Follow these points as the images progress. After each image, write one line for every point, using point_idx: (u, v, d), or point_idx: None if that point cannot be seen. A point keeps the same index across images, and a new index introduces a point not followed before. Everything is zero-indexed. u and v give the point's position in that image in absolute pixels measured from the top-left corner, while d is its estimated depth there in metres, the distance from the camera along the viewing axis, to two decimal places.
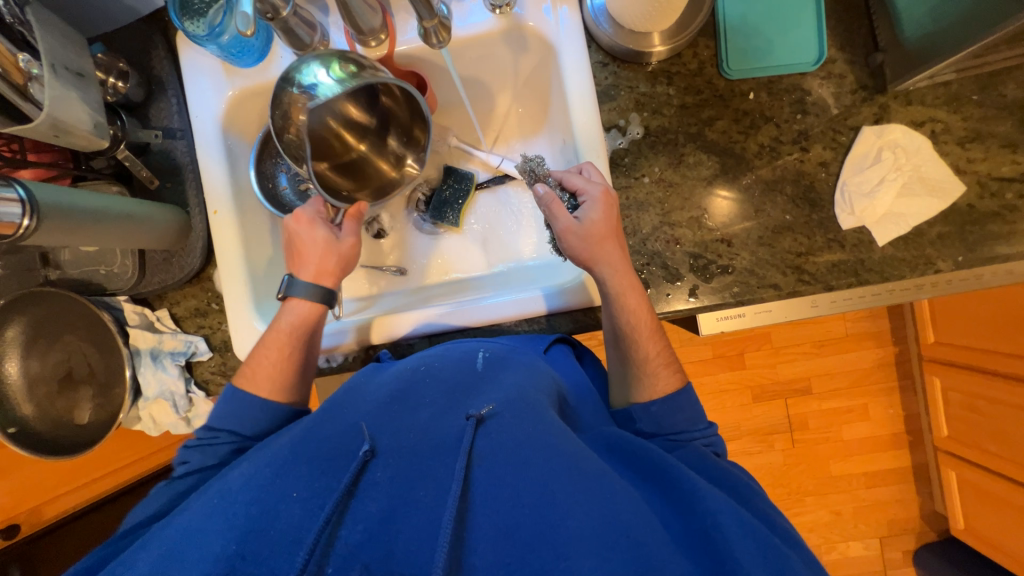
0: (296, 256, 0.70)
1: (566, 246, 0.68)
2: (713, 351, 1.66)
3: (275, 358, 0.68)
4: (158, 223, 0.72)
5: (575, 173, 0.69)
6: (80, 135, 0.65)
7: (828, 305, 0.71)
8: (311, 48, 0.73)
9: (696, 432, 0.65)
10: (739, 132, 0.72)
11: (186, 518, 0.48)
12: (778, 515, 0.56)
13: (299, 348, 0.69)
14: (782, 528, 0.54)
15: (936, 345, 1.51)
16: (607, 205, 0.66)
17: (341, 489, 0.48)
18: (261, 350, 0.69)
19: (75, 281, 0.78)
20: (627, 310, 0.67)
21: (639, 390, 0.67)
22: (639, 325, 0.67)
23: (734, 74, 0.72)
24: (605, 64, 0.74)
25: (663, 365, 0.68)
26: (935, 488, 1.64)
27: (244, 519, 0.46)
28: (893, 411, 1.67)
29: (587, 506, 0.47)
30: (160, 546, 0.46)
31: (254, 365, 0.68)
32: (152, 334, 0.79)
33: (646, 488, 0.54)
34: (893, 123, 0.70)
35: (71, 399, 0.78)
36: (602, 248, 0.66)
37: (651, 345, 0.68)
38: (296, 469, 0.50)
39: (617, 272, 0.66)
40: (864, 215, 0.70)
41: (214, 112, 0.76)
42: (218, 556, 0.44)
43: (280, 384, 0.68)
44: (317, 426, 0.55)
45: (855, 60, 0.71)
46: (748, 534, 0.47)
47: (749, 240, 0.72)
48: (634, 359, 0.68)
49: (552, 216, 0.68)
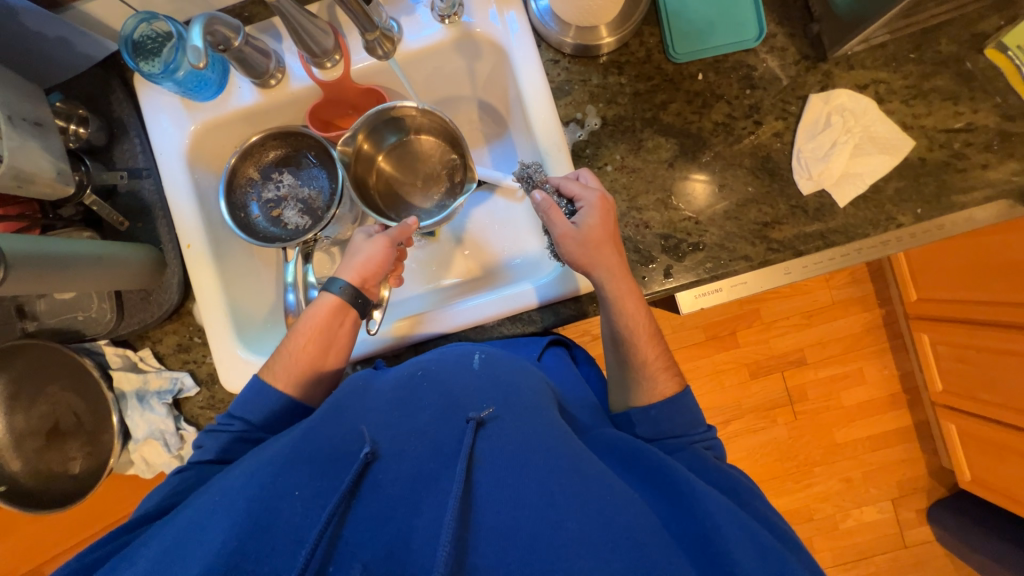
0: (347, 261, 0.71)
1: (564, 252, 0.68)
2: (706, 334, 1.68)
3: (304, 351, 0.68)
4: (131, 262, 0.72)
5: (572, 180, 0.69)
6: (44, 183, 0.66)
7: (800, 271, 0.73)
8: (268, 75, 0.75)
9: (695, 435, 0.66)
10: (693, 113, 0.74)
11: (193, 510, 0.49)
12: (778, 518, 0.57)
13: (326, 343, 0.69)
14: (779, 528, 0.55)
15: (921, 301, 1.54)
16: (605, 210, 0.67)
17: (342, 490, 0.48)
18: (292, 342, 0.69)
19: (54, 330, 0.77)
20: (626, 314, 0.68)
21: (638, 394, 0.68)
22: (638, 326, 0.69)
23: (681, 57, 0.74)
24: (557, 61, 0.76)
25: (662, 368, 0.69)
26: (938, 444, 1.66)
27: (245, 515, 0.45)
28: (889, 372, 1.69)
29: (587, 509, 0.47)
30: (165, 540, 0.47)
31: (283, 356, 0.68)
32: (136, 375, 0.78)
33: (646, 489, 0.54)
34: (838, 88, 0.73)
35: (59, 449, 0.77)
36: (600, 253, 0.67)
37: (651, 347, 0.69)
38: (297, 468, 0.49)
39: (615, 277, 0.67)
40: (822, 178, 0.72)
41: (177, 147, 0.77)
42: (218, 551, 0.43)
43: (304, 378, 0.68)
44: (321, 425, 0.54)
45: (795, 33, 0.73)
46: (746, 534, 0.49)
47: (716, 216, 0.73)
48: (633, 364, 0.69)
49: (550, 222, 0.68)
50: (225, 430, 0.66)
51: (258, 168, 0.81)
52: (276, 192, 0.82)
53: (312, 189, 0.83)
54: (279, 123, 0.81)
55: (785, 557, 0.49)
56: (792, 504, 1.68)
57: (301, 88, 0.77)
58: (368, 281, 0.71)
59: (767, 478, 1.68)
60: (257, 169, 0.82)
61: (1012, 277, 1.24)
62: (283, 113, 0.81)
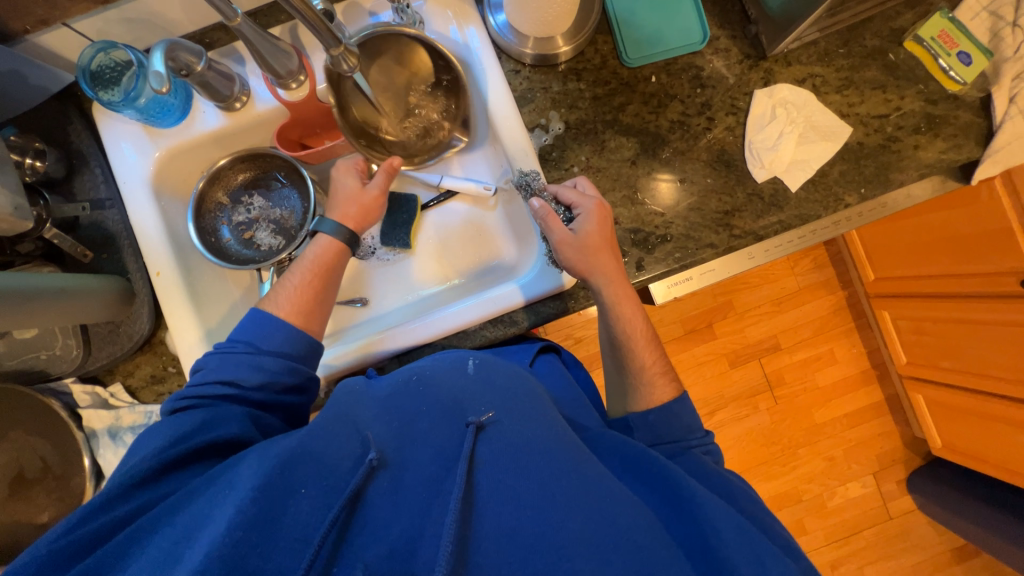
0: (339, 203, 0.75)
1: (561, 257, 0.71)
2: (683, 328, 1.73)
3: (306, 282, 0.70)
4: (97, 293, 0.70)
5: (569, 187, 0.73)
6: (0, 219, 0.64)
7: (762, 253, 0.78)
8: (233, 98, 0.75)
9: (693, 440, 0.68)
10: (650, 113, 0.78)
11: (196, 507, 0.48)
12: (772, 519, 0.59)
13: (327, 277, 0.72)
14: (770, 528, 0.57)
15: (878, 281, 1.63)
16: (601, 217, 0.70)
17: (348, 493, 0.47)
18: (292, 276, 0.71)
19: (15, 372, 0.74)
20: (623, 320, 0.72)
21: (637, 399, 0.71)
22: (637, 333, 0.73)
23: (634, 62, 0.78)
24: (517, 71, 0.79)
25: (659, 373, 0.73)
26: (910, 415, 1.74)
27: (248, 505, 0.44)
28: (857, 350, 1.77)
29: (587, 511, 0.48)
30: (169, 536, 0.46)
31: (284, 289, 0.70)
32: (107, 412, 0.76)
33: (646, 490, 0.55)
34: (780, 83, 0.78)
35: (25, 499, 0.72)
36: (597, 259, 0.70)
37: (647, 353, 0.74)
38: (304, 466, 0.48)
39: (612, 282, 0.70)
40: (773, 166, 0.76)
41: (141, 174, 0.75)
42: (223, 540, 0.42)
43: (308, 309, 0.70)
44: (324, 427, 0.52)
45: (735, 34, 0.79)
46: (746, 543, 0.49)
47: (681, 208, 0.77)
48: (630, 368, 0.74)
49: (549, 228, 0.71)
50: (231, 357, 0.65)
51: (228, 192, 0.82)
52: (249, 215, 0.82)
53: (283, 210, 0.83)
54: (246, 145, 0.81)
55: (778, 559, 0.49)
56: (781, 487, 1.72)
57: (267, 109, 0.77)
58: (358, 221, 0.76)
59: (755, 464, 1.72)
60: (227, 193, 0.82)
61: (954, 250, 1.34)
62: (250, 135, 0.81)
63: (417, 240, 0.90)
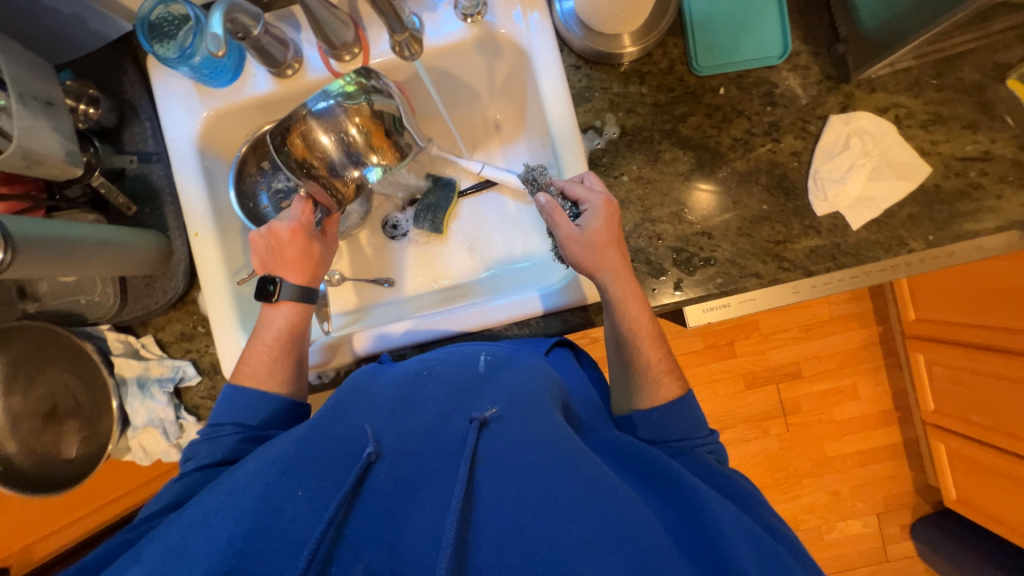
0: (285, 262, 0.70)
1: (567, 254, 0.68)
2: (703, 342, 1.69)
3: (273, 348, 0.68)
4: (138, 249, 0.71)
5: (576, 183, 0.69)
6: (52, 165, 0.63)
7: (809, 291, 0.73)
8: (285, 65, 0.73)
9: (697, 438, 0.66)
10: (712, 127, 0.74)
11: (197, 508, 0.48)
12: (783, 527, 0.55)
13: (298, 338, 0.70)
14: (780, 533, 0.53)
15: (918, 322, 1.56)
16: (609, 213, 0.66)
17: (345, 490, 0.46)
18: (254, 341, 0.69)
19: (54, 312, 0.76)
20: (629, 318, 0.68)
21: (641, 398, 0.68)
22: (641, 331, 0.68)
23: (704, 70, 0.73)
24: (578, 67, 0.76)
25: (664, 372, 0.69)
26: (926, 462, 1.69)
27: (249, 515, 0.44)
28: (882, 389, 1.71)
29: (590, 514, 0.44)
30: (168, 541, 0.45)
31: (250, 356, 0.68)
32: (138, 362, 0.78)
33: (646, 491, 0.52)
34: (859, 110, 0.72)
35: (54, 434, 0.76)
36: (605, 256, 0.66)
37: (653, 352, 0.68)
38: (303, 466, 0.48)
39: (618, 279, 0.67)
40: (837, 200, 0.72)
41: (189, 133, 0.75)
42: (225, 551, 0.42)
43: (284, 375, 0.68)
44: (324, 422, 0.53)
45: (818, 51, 0.73)
46: (754, 547, 0.46)
47: (729, 231, 0.73)
48: (636, 366, 0.69)
49: (555, 224, 0.67)
50: (217, 438, 0.64)
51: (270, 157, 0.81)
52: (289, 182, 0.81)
53: None
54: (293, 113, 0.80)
55: (785, 559, 0.47)
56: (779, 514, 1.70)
57: (318, 78, 0.75)
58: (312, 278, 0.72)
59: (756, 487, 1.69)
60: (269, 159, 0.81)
61: (1010, 304, 1.26)
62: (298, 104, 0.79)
63: (450, 227, 0.89)
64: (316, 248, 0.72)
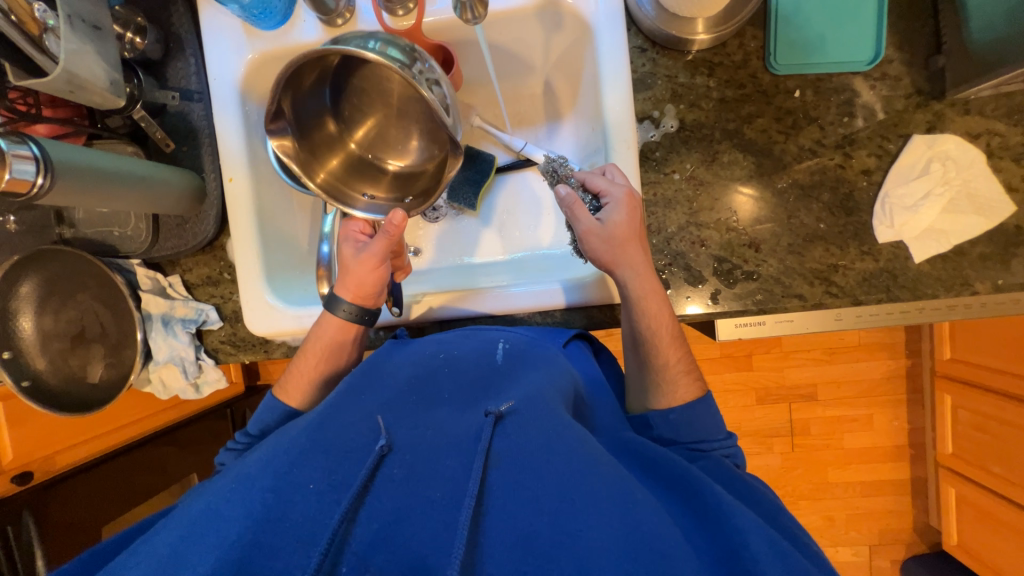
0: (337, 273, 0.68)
1: (585, 248, 0.65)
2: (720, 351, 1.62)
3: (311, 368, 0.68)
4: (173, 188, 0.71)
5: (598, 175, 0.67)
6: (96, 92, 0.62)
7: (853, 320, 0.68)
8: (336, 14, 0.70)
9: (715, 441, 0.63)
10: (780, 132, 0.69)
11: (208, 496, 0.47)
12: (806, 535, 0.53)
13: (336, 352, 0.69)
14: (801, 542, 0.51)
15: (951, 362, 1.49)
16: (631, 208, 0.63)
17: (358, 484, 0.45)
18: (298, 360, 0.69)
19: (89, 240, 0.77)
20: (648, 315, 0.65)
21: (658, 398, 0.66)
22: (661, 329, 0.66)
23: (782, 69, 0.68)
24: (644, 50, 0.70)
25: (683, 372, 0.66)
26: (931, 502, 1.65)
27: (260, 507, 0.43)
28: (898, 424, 1.63)
29: (609, 517, 0.43)
30: (178, 529, 0.45)
31: (292, 374, 0.69)
32: (164, 300, 0.79)
33: (663, 496, 0.51)
34: (947, 133, 0.66)
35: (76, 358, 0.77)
36: (625, 252, 0.64)
37: (671, 351, 0.66)
38: (313, 457, 0.47)
39: (640, 276, 0.64)
40: (904, 229, 0.67)
41: (232, 75, 0.73)
42: (234, 542, 0.41)
43: (315, 394, 0.69)
44: (333, 414, 0.52)
45: (913, 61, 0.67)
46: (778, 556, 0.43)
47: (778, 247, 0.69)
48: (652, 365, 0.66)
49: (573, 218, 0.65)
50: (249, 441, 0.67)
51: None
52: None
53: None
54: None
55: (806, 567, 0.44)
56: None
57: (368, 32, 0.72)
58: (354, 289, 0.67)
59: None
60: None
61: None
62: None
63: (483, 204, 0.86)
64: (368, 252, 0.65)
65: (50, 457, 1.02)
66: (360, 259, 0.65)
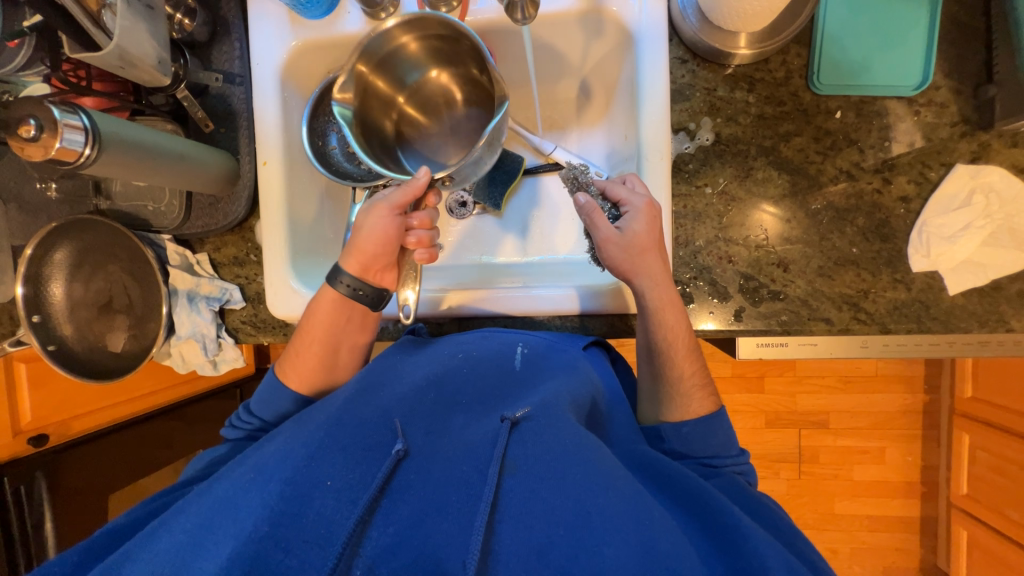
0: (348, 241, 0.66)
1: (604, 256, 0.65)
2: (732, 371, 1.57)
3: (313, 352, 0.68)
4: (209, 167, 0.72)
5: (618, 184, 0.67)
6: (144, 69, 0.64)
7: (879, 348, 0.67)
8: (380, 7, 0.71)
9: (727, 457, 0.62)
10: (818, 153, 0.68)
11: (226, 485, 0.48)
12: (822, 561, 0.51)
13: (332, 345, 0.68)
14: (817, 567, 0.49)
15: (972, 401, 1.44)
16: (651, 217, 0.63)
17: (376, 486, 0.45)
18: (298, 343, 0.69)
19: (124, 213, 0.79)
20: (665, 326, 0.65)
21: (671, 409, 0.65)
22: (677, 340, 0.65)
23: (824, 89, 0.67)
24: (684, 61, 0.70)
25: (697, 386, 0.65)
26: (940, 542, 1.60)
27: (277, 499, 0.44)
28: (911, 459, 1.59)
29: (625, 532, 0.43)
30: (195, 516, 0.45)
31: (292, 354, 0.68)
32: (191, 276, 0.81)
33: (677, 513, 0.50)
34: (991, 165, 0.65)
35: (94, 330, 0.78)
36: (644, 260, 0.63)
37: (687, 365, 0.65)
38: (331, 454, 0.48)
39: (658, 286, 0.63)
40: (940, 260, 0.65)
41: (275, 60, 0.75)
42: (251, 535, 0.42)
43: (316, 375, 0.68)
44: (350, 410, 0.53)
45: (961, 90, 0.66)
46: None
47: (807, 268, 0.68)
48: (667, 377, 0.65)
49: (594, 225, 0.65)
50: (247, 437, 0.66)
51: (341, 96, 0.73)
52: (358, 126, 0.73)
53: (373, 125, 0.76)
54: None
55: None
56: None
57: None
58: (359, 250, 0.65)
59: None
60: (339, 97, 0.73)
61: None
62: None
63: (507, 207, 0.86)
64: (379, 203, 0.64)
65: (66, 422, 1.04)
66: (373, 206, 0.64)
